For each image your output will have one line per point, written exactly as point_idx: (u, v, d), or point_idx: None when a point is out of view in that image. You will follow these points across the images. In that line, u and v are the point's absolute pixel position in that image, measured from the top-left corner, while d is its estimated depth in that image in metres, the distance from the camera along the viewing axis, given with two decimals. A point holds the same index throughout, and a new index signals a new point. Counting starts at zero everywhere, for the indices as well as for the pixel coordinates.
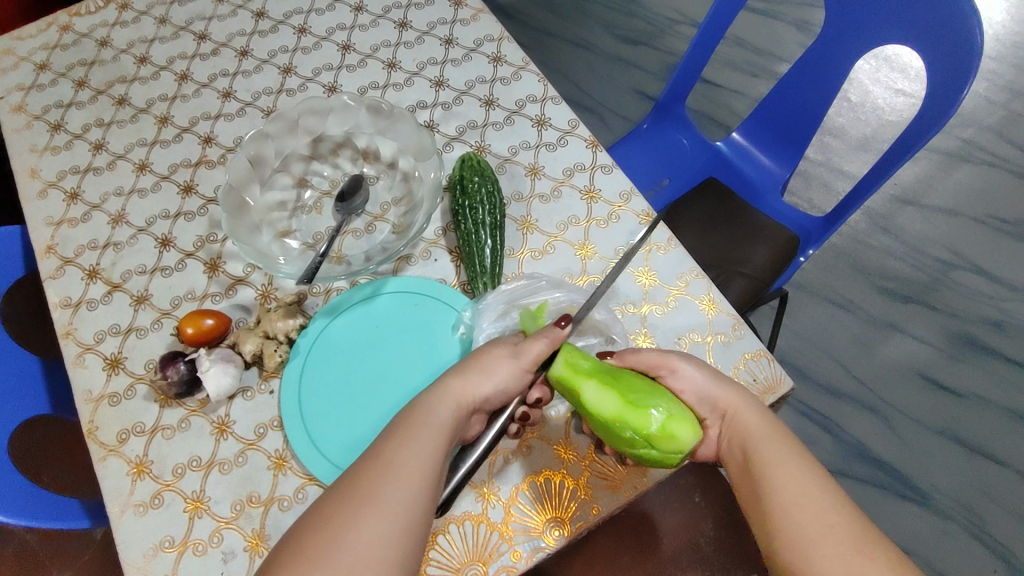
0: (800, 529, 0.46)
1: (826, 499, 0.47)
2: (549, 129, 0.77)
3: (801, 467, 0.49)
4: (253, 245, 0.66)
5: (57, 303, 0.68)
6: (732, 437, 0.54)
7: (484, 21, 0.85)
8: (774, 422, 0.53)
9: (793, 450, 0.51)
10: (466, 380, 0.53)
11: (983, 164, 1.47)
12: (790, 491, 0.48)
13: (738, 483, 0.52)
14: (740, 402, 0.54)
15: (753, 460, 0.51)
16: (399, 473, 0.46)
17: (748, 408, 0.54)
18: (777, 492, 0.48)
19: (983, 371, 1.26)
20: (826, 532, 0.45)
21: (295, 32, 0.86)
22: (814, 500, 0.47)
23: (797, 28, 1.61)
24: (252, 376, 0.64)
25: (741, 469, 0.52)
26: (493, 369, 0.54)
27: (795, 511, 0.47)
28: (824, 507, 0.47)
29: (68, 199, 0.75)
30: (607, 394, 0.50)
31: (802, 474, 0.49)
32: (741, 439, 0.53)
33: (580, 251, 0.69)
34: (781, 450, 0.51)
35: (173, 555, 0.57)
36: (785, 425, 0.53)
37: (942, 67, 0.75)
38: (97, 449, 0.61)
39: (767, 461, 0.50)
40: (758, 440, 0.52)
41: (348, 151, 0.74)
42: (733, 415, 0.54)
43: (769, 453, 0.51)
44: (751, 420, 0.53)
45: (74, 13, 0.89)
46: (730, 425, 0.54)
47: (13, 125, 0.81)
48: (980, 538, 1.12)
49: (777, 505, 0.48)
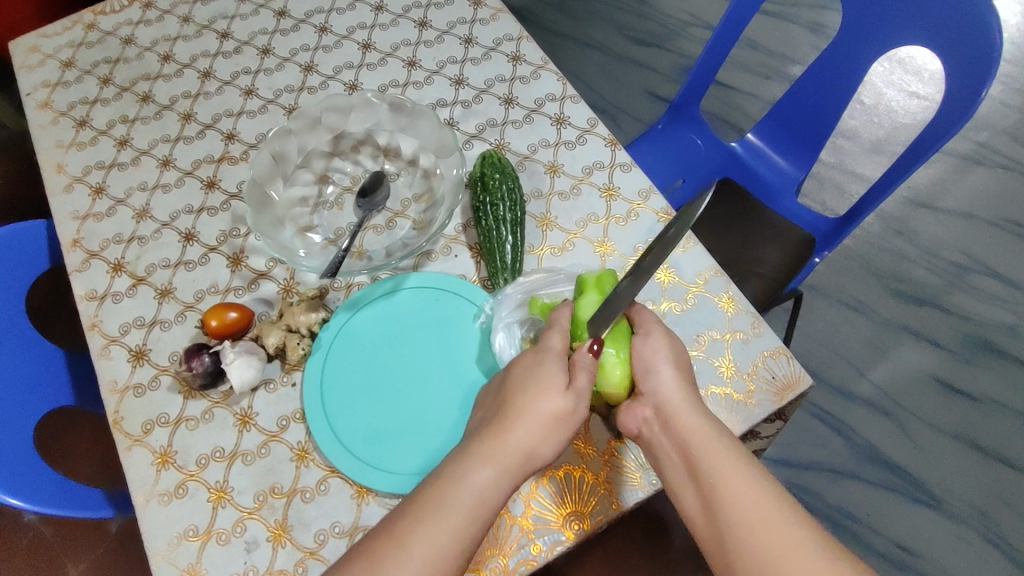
0: (760, 542, 0.46)
1: (778, 505, 0.47)
2: (569, 128, 0.77)
3: (753, 477, 0.49)
4: (276, 239, 0.68)
5: (82, 295, 0.70)
6: (670, 439, 0.53)
7: (502, 20, 0.86)
8: (710, 419, 0.53)
9: (731, 450, 0.51)
10: (521, 440, 0.50)
11: (998, 168, 1.46)
12: (740, 502, 0.48)
13: (682, 488, 0.52)
14: (675, 399, 0.53)
15: (695, 466, 0.51)
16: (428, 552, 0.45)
17: (683, 406, 0.53)
18: (728, 503, 0.48)
19: (997, 374, 1.25)
20: (785, 543, 0.46)
21: (315, 31, 0.87)
22: (765, 508, 0.47)
23: (810, 31, 1.61)
24: (275, 369, 0.64)
25: (683, 473, 0.52)
26: (548, 423, 0.51)
27: (748, 521, 0.47)
28: (782, 518, 0.47)
29: (93, 194, 0.76)
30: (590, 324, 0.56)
31: (750, 480, 0.49)
32: (678, 444, 0.52)
33: (599, 248, 0.70)
34: (721, 454, 0.50)
35: (196, 544, 0.57)
36: (725, 428, 0.53)
37: (959, 69, 0.74)
38: (122, 439, 0.62)
39: (713, 472, 0.50)
40: (699, 443, 0.51)
41: (368, 148, 0.74)
42: (666, 413, 0.53)
43: (714, 460, 0.50)
44: (687, 420, 0.52)
45: (99, 12, 0.91)
46: (664, 425, 0.53)
47: (39, 122, 0.82)
48: (994, 542, 1.12)
49: (732, 517, 0.48)
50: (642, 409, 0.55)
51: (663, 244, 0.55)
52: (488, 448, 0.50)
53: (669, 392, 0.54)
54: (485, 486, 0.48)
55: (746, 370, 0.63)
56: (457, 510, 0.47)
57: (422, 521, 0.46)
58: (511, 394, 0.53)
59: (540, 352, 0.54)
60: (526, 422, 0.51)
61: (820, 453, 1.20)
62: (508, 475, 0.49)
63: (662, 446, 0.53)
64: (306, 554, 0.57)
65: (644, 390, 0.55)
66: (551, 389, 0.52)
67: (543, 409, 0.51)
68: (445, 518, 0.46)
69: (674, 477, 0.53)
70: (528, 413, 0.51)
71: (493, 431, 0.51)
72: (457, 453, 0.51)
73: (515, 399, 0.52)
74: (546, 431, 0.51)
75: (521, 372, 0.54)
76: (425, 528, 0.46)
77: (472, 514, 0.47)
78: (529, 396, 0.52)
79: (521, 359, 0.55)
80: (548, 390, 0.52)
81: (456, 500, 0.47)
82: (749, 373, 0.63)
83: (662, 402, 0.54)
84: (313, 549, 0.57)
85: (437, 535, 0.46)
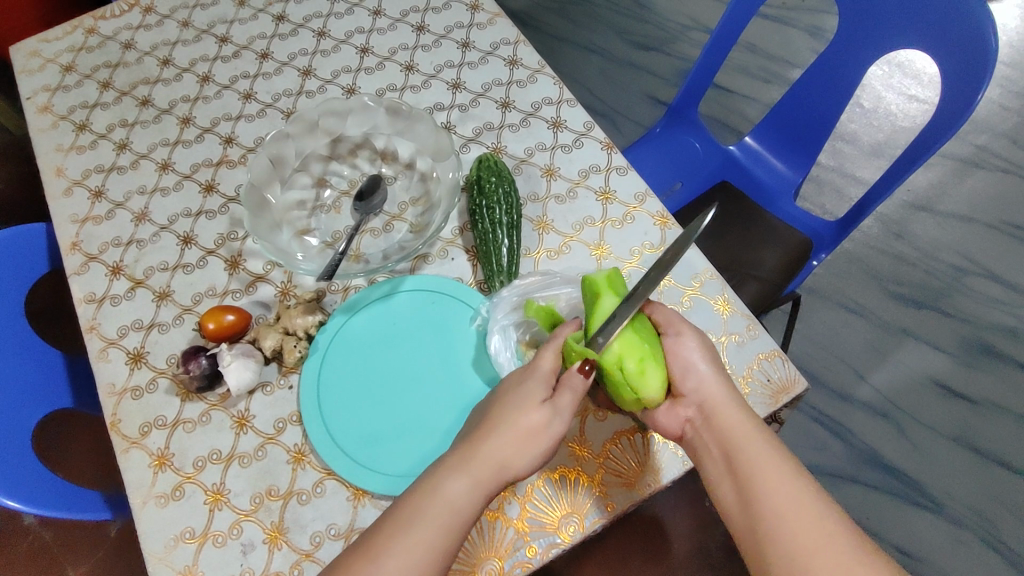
0: (799, 537, 0.46)
1: (819, 502, 0.48)
2: (565, 131, 0.77)
3: (792, 472, 0.49)
4: (274, 242, 0.68)
5: (81, 298, 0.70)
6: (711, 433, 0.53)
7: (500, 25, 0.87)
8: (753, 418, 0.53)
9: (773, 449, 0.51)
10: (494, 453, 0.51)
11: (997, 171, 1.46)
12: (779, 495, 0.48)
13: (722, 485, 0.51)
14: (720, 396, 0.54)
15: (738, 460, 0.51)
16: (402, 562, 0.47)
17: (727, 402, 0.54)
18: (770, 498, 0.48)
19: (997, 378, 1.25)
20: (824, 539, 0.46)
21: (313, 35, 0.88)
22: (807, 505, 0.47)
23: (809, 34, 1.62)
24: (272, 372, 0.65)
25: (724, 470, 0.52)
26: (523, 435, 0.52)
27: (790, 517, 0.47)
28: (817, 514, 0.47)
29: (92, 197, 0.77)
30: (614, 334, 0.54)
31: (793, 476, 0.49)
32: (722, 442, 0.52)
33: (595, 251, 0.70)
34: (764, 449, 0.51)
35: (193, 547, 0.57)
36: (765, 426, 0.53)
37: (954, 72, 0.75)
38: (120, 441, 0.62)
39: (752, 464, 0.50)
40: (739, 437, 0.52)
41: (366, 152, 0.75)
42: (710, 410, 0.53)
43: (753, 454, 0.50)
44: (732, 417, 0.53)
45: (99, 16, 0.91)
46: (708, 423, 0.53)
47: (39, 125, 0.83)
48: (995, 546, 1.11)
49: (773, 512, 0.47)
50: (684, 409, 0.55)
51: (660, 265, 0.51)
52: (462, 461, 0.51)
53: (711, 388, 0.54)
54: (457, 497, 0.50)
55: (741, 374, 0.63)
56: (430, 521, 0.48)
57: (398, 530, 0.48)
58: (491, 408, 0.54)
59: (528, 370, 0.55)
60: (500, 434, 0.51)
61: (819, 456, 1.20)
62: (480, 486, 0.50)
63: (705, 443, 0.53)
64: (302, 556, 0.57)
65: (687, 389, 0.55)
66: (527, 404, 0.53)
67: (517, 422, 0.52)
68: (420, 527, 0.48)
69: (711, 474, 0.53)
70: (504, 425, 0.52)
71: (470, 443, 0.52)
72: (435, 468, 0.52)
73: (493, 413, 0.53)
74: (522, 441, 0.52)
75: (506, 389, 0.55)
76: (400, 539, 0.48)
77: (443, 523, 0.49)
78: (508, 410, 0.53)
79: (508, 379, 0.56)
80: (524, 405, 0.53)
81: (431, 511, 0.49)
82: (745, 376, 0.63)
83: (706, 399, 0.54)
84: (309, 551, 0.57)
85: (411, 544, 0.47)
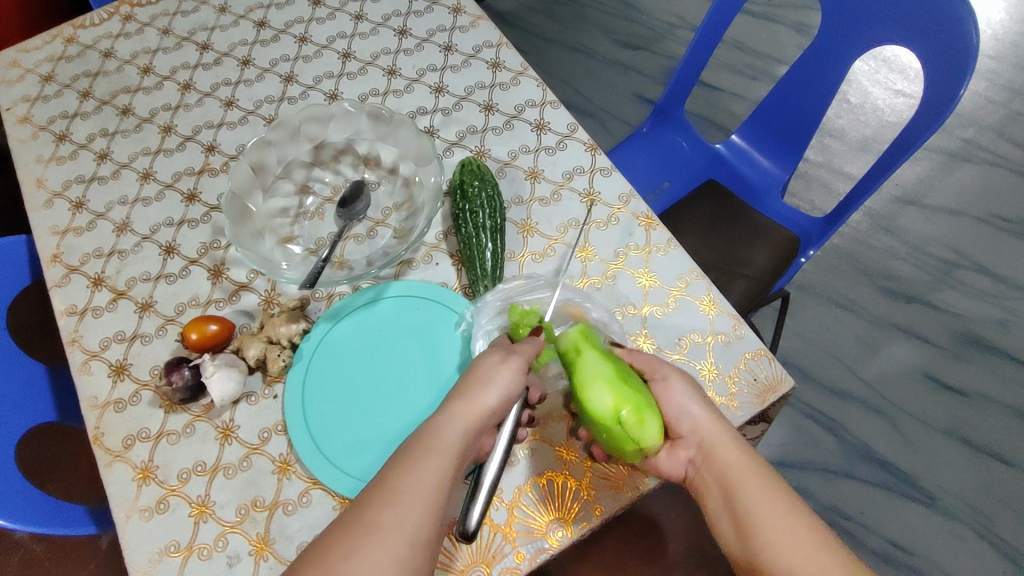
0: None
1: (817, 539, 0.47)
2: (549, 133, 0.77)
3: (792, 508, 0.49)
4: (256, 251, 0.67)
5: (62, 310, 0.69)
6: (710, 472, 0.53)
7: (482, 28, 0.86)
8: (751, 454, 0.53)
9: (771, 486, 0.51)
10: (462, 390, 0.52)
11: (984, 164, 1.47)
12: (778, 533, 0.48)
13: (723, 525, 0.51)
14: (716, 434, 0.53)
15: (736, 500, 0.51)
16: (396, 493, 0.45)
17: (724, 438, 0.53)
18: (767, 535, 0.48)
19: (988, 370, 1.26)
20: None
21: (296, 41, 0.87)
22: (806, 543, 0.47)
23: (795, 31, 1.62)
24: (256, 381, 0.64)
25: (724, 508, 0.52)
26: (487, 371, 0.53)
27: (789, 558, 0.47)
28: (817, 551, 0.47)
29: (73, 208, 0.76)
30: (605, 389, 0.52)
31: (791, 512, 0.49)
32: (723, 482, 0.52)
33: (580, 254, 0.70)
34: (762, 487, 0.51)
35: (178, 560, 0.57)
36: (764, 461, 0.53)
37: (937, 69, 0.75)
38: (103, 455, 0.61)
39: (751, 502, 0.50)
40: (737, 476, 0.51)
41: (348, 157, 0.74)
42: (708, 449, 0.53)
43: (752, 492, 0.50)
44: (731, 454, 0.52)
45: (78, 26, 0.91)
46: (708, 463, 0.53)
47: (19, 137, 0.82)
48: (990, 539, 1.11)
49: (773, 551, 0.47)
50: (684, 450, 0.55)
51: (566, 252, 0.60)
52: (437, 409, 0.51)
53: (707, 427, 0.54)
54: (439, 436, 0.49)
55: (728, 374, 0.63)
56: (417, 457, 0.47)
57: (394, 468, 0.47)
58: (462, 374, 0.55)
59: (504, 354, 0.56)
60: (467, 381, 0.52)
61: (812, 452, 1.20)
62: (460, 421, 0.50)
63: (706, 483, 0.53)
64: (288, 567, 0.56)
65: (685, 431, 0.54)
66: (484, 352, 0.55)
67: (480, 366, 0.53)
68: (412, 459, 0.47)
69: (713, 512, 0.52)
70: (469, 372, 0.53)
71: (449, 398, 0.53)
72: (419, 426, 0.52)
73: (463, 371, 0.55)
74: (488, 378, 0.52)
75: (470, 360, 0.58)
76: (394, 473, 0.46)
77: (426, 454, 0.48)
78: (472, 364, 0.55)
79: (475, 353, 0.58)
80: (483, 354, 0.55)
81: (416, 446, 0.48)
82: (731, 376, 0.62)
83: (705, 439, 0.53)
84: None
85: (405, 476, 0.46)
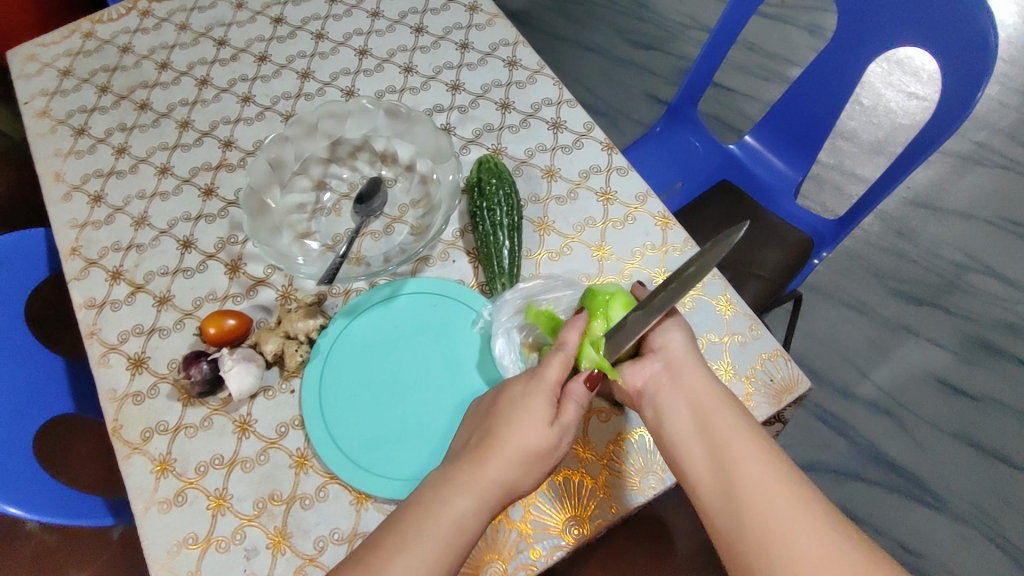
0: (774, 500, 0.47)
1: (786, 468, 0.49)
2: (565, 132, 0.77)
3: (761, 435, 0.50)
4: (274, 246, 0.67)
5: (81, 303, 0.70)
6: (678, 394, 0.53)
7: (499, 26, 0.86)
8: (715, 381, 0.54)
9: (739, 414, 0.52)
10: (500, 473, 0.50)
11: (996, 168, 1.46)
12: (750, 460, 0.49)
13: (691, 447, 0.51)
14: (688, 359, 0.55)
15: (708, 423, 0.51)
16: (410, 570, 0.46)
17: (694, 363, 0.54)
18: (743, 462, 0.49)
19: (998, 374, 1.25)
20: (794, 501, 0.47)
21: (312, 38, 0.87)
22: (779, 471, 0.48)
23: (808, 32, 1.62)
24: (274, 376, 0.64)
25: (693, 433, 0.52)
26: (530, 454, 0.51)
27: (764, 483, 0.48)
28: (788, 481, 0.48)
29: (91, 202, 0.77)
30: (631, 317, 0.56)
31: (759, 438, 0.50)
32: (691, 400, 0.53)
33: (597, 252, 0.70)
34: (726, 408, 0.52)
35: (196, 552, 0.57)
36: (727, 390, 0.54)
37: (954, 72, 0.74)
38: (121, 447, 0.62)
39: (723, 427, 0.51)
40: (709, 403, 0.52)
41: (365, 154, 0.75)
42: (678, 369, 0.54)
43: (724, 418, 0.51)
44: (699, 379, 0.54)
45: (97, 20, 0.91)
46: (674, 381, 0.54)
47: (38, 130, 0.82)
48: (999, 543, 1.11)
49: (748, 478, 0.48)
50: (650, 363, 0.55)
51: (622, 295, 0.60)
52: (468, 479, 0.50)
53: (680, 352, 0.55)
54: (465, 515, 0.48)
55: (745, 374, 0.63)
56: (438, 534, 0.47)
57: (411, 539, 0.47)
58: (499, 423, 0.52)
59: (535, 382, 0.53)
60: (508, 455, 0.50)
61: (821, 454, 1.20)
62: (486, 503, 0.49)
63: (669, 399, 0.54)
64: (305, 561, 0.56)
65: (656, 347, 0.56)
66: (535, 421, 0.51)
67: (527, 439, 0.51)
68: (447, 560, 0.47)
69: (680, 435, 0.52)
70: (513, 441, 0.51)
71: (481, 456, 0.51)
72: (434, 485, 0.50)
73: (504, 426, 0.52)
74: (527, 460, 0.51)
75: (507, 401, 0.53)
76: (410, 550, 0.46)
77: (454, 548, 0.47)
78: (514, 423, 0.51)
79: (513, 384, 0.54)
80: (530, 420, 0.51)
81: (438, 525, 0.47)
82: (748, 376, 0.62)
83: (675, 360, 0.55)
84: (313, 556, 0.57)
85: (421, 550, 0.46)
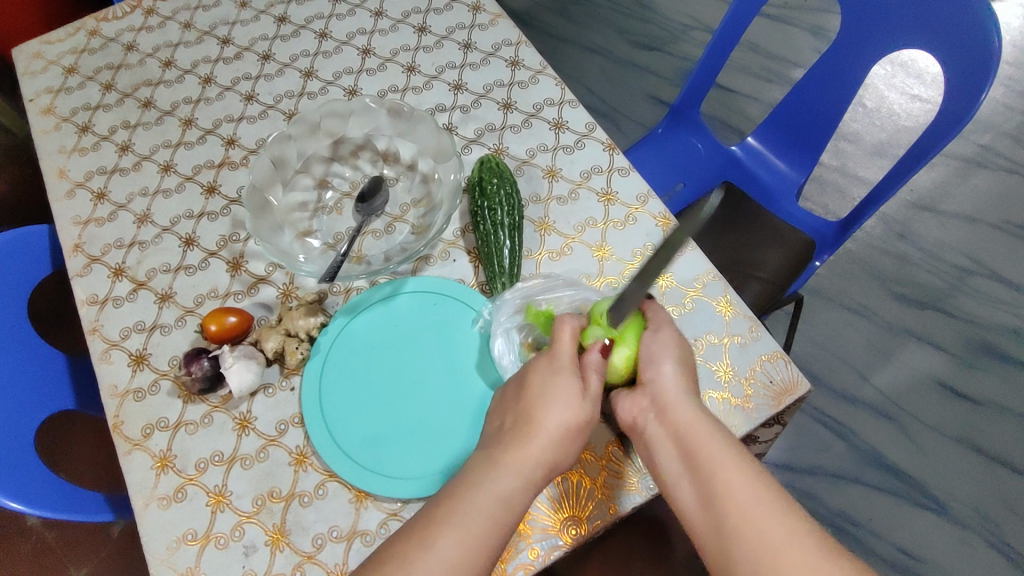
0: (763, 536, 0.44)
1: (776, 501, 0.46)
2: (567, 132, 0.77)
3: (750, 467, 0.48)
4: (276, 244, 0.68)
5: (83, 300, 0.70)
6: (664, 429, 0.52)
7: (502, 26, 0.87)
8: (704, 412, 0.52)
9: (728, 445, 0.50)
10: (535, 448, 0.50)
11: (1001, 171, 1.46)
12: (737, 493, 0.46)
13: (682, 486, 0.50)
14: (675, 392, 0.53)
15: (695, 458, 0.49)
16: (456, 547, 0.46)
17: (680, 397, 0.53)
18: (731, 496, 0.46)
19: (1001, 379, 1.25)
20: (784, 535, 0.44)
21: (316, 36, 0.88)
22: (768, 504, 0.46)
23: (813, 34, 1.61)
24: (274, 373, 0.65)
25: (682, 470, 0.50)
26: (565, 428, 0.51)
27: (751, 517, 0.45)
28: (780, 515, 0.45)
29: (94, 198, 0.77)
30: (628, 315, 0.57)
31: (748, 470, 0.48)
32: (676, 435, 0.51)
33: (597, 252, 0.70)
34: (714, 440, 0.50)
35: (195, 548, 0.57)
36: (718, 420, 0.52)
37: (958, 75, 0.74)
38: (122, 443, 0.62)
39: (709, 460, 0.49)
40: (695, 435, 0.50)
41: (367, 153, 0.75)
42: (663, 403, 0.53)
43: (710, 450, 0.49)
44: (685, 412, 0.52)
45: (101, 18, 0.91)
46: (661, 414, 0.53)
47: (42, 127, 0.83)
48: (1000, 549, 1.11)
49: (735, 513, 0.46)
50: (640, 399, 0.55)
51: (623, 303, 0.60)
52: (512, 457, 0.50)
53: (667, 384, 0.54)
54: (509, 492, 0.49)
55: (744, 375, 0.63)
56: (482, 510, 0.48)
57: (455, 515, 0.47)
58: (530, 401, 0.53)
59: (553, 356, 0.54)
60: (544, 432, 0.51)
61: (821, 457, 1.19)
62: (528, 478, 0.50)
63: (657, 435, 0.52)
64: (304, 558, 0.57)
65: (645, 380, 0.55)
66: (565, 398, 0.52)
67: (560, 415, 0.51)
68: (495, 534, 0.47)
69: (670, 473, 0.51)
70: (547, 417, 0.51)
71: (519, 436, 0.51)
72: (481, 464, 0.51)
73: (536, 404, 0.52)
74: (563, 435, 0.51)
75: (535, 378, 0.54)
76: (457, 525, 0.47)
77: (502, 522, 0.48)
78: (544, 400, 0.52)
79: (536, 361, 0.55)
80: (562, 397, 0.52)
81: (481, 500, 0.48)
82: (747, 377, 0.63)
83: (661, 394, 0.53)
84: (312, 553, 0.57)
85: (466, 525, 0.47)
